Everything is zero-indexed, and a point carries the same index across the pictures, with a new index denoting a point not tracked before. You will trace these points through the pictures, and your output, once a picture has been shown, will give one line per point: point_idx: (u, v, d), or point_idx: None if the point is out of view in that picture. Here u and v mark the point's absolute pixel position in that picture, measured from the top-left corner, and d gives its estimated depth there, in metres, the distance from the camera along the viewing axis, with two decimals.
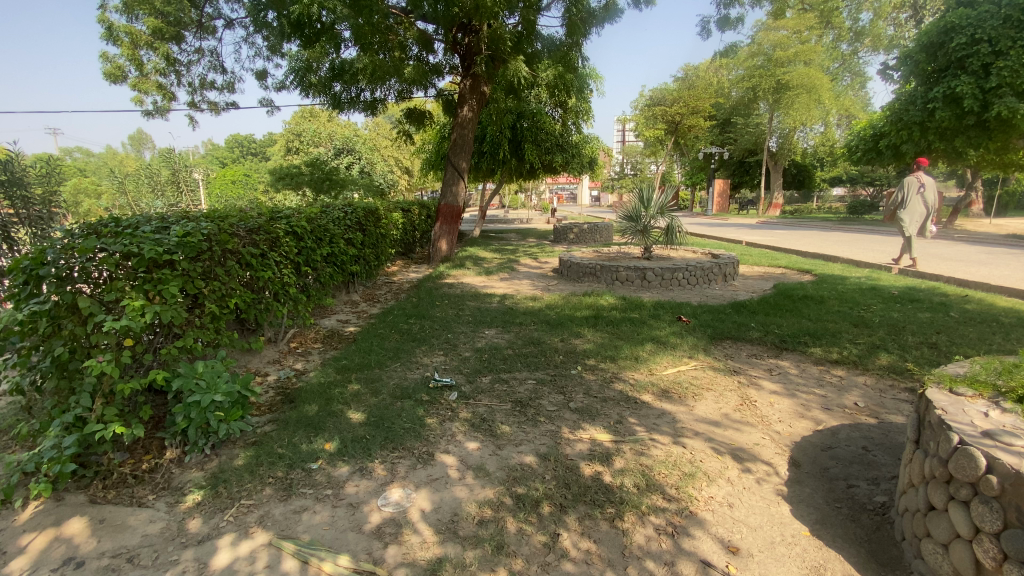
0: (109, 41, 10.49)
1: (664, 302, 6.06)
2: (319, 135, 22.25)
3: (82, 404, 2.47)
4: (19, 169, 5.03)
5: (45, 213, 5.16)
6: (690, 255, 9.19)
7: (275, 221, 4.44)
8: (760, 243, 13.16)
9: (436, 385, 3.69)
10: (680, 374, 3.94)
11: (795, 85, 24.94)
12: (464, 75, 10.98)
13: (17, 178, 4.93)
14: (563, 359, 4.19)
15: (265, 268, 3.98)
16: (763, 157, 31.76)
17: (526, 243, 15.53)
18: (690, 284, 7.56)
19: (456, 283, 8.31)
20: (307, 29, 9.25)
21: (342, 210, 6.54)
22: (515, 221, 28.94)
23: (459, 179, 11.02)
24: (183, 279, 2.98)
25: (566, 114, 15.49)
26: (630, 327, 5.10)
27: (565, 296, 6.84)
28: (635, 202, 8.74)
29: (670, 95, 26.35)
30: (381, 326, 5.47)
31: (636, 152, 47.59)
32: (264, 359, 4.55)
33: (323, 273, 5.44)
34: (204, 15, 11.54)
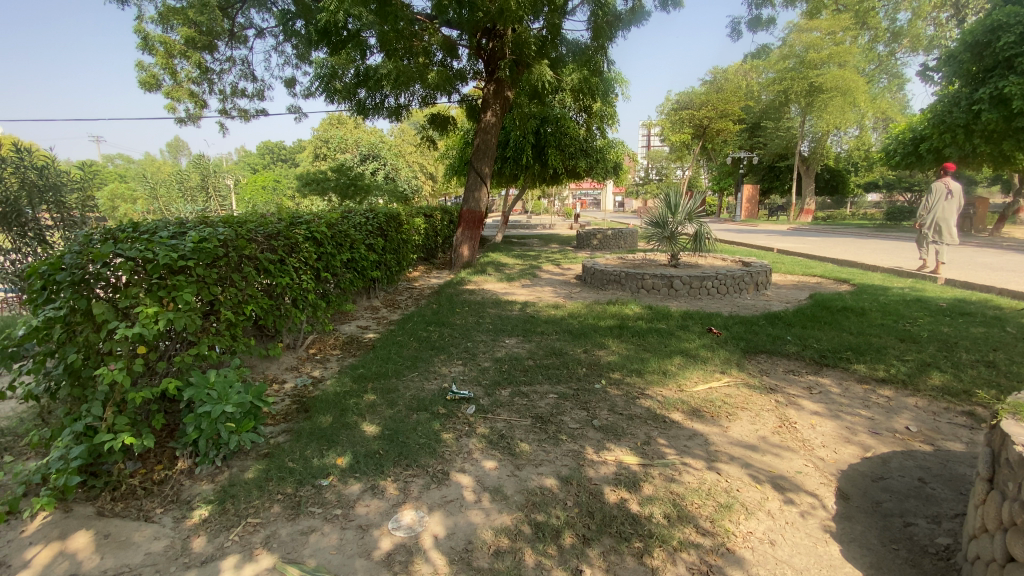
0: (145, 50, 10.86)
1: (693, 313, 5.80)
2: (345, 142, 22.62)
3: (93, 413, 2.40)
4: (54, 172, 5.15)
5: (78, 217, 5.25)
6: (719, 263, 8.88)
7: (295, 227, 4.40)
8: (793, 251, 12.67)
9: (454, 397, 3.55)
10: (712, 390, 3.70)
11: (829, 87, 24.12)
12: (488, 80, 10.88)
13: (52, 184, 5.01)
14: (587, 372, 4.01)
15: (283, 274, 3.92)
16: (795, 162, 30.86)
17: (549, 249, 15.36)
18: (720, 294, 7.26)
19: (477, 289, 8.20)
20: (334, 37, 9.48)
21: (364, 215, 6.51)
22: (538, 226, 28.82)
23: (482, 185, 10.92)
24: (199, 286, 2.93)
25: (590, 118, 15.31)
26: (658, 338, 4.88)
27: (588, 304, 6.64)
28: (662, 208, 8.49)
29: (697, 99, 25.85)
30: (400, 334, 5.38)
31: (662, 157, 46.95)
32: (282, 366, 4.49)
33: (343, 279, 5.38)
34: (236, 25, 11.96)
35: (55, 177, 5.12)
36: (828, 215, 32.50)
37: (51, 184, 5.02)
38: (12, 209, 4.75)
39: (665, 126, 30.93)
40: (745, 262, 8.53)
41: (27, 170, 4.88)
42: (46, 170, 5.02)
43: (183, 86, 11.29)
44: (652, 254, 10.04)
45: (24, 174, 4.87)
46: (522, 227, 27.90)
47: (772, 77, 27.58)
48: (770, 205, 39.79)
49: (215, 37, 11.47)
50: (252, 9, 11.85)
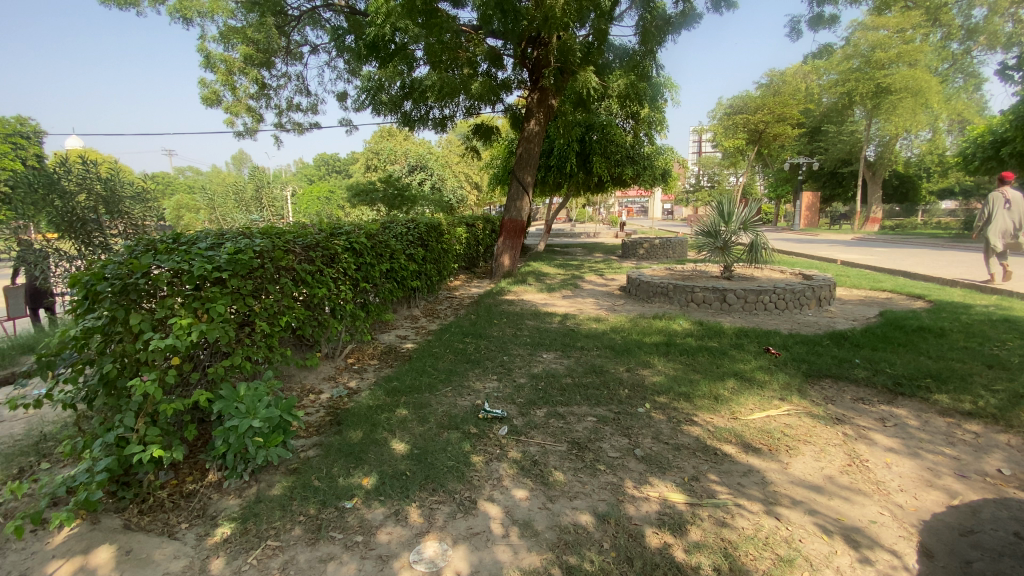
0: (208, 68, 11.56)
1: (747, 330, 5.40)
2: (394, 153, 23.23)
3: (125, 423, 2.43)
4: (118, 184, 5.45)
5: (139, 224, 5.54)
6: (775, 275, 8.32)
7: (336, 237, 4.41)
8: (858, 263, 11.78)
9: (487, 416, 3.38)
10: (769, 419, 3.37)
11: (898, 88, 22.66)
12: (532, 89, 10.76)
13: (116, 194, 5.33)
14: (629, 394, 3.76)
15: (322, 285, 3.91)
16: (860, 167, 29.00)
17: (593, 259, 15.05)
18: (778, 309, 6.76)
19: (517, 300, 8.06)
20: (382, 50, 9.82)
21: (405, 225, 6.51)
22: (583, 235, 28.47)
23: (524, 194, 10.83)
24: (234, 297, 2.94)
25: (638, 125, 14.95)
26: (708, 358, 4.54)
27: (633, 317, 6.35)
28: (714, 217, 8.06)
29: (752, 104, 24.82)
30: (437, 345, 5.29)
31: (713, 164, 45.43)
32: (319, 376, 4.47)
33: (382, 289, 5.36)
34: (292, 43, 12.56)
35: (119, 188, 5.42)
36: (897, 224, 30.30)
37: (114, 195, 5.31)
38: (78, 219, 5.05)
39: (717, 132, 29.89)
40: (805, 275, 7.95)
41: (93, 182, 5.19)
42: (110, 182, 5.32)
43: (241, 101, 11.89)
44: (702, 265, 9.58)
45: (91, 186, 5.19)
46: (566, 236, 27.65)
47: (835, 78, 26.11)
48: (831, 213, 37.59)
49: (272, 55, 12.08)
50: (307, 26, 12.36)
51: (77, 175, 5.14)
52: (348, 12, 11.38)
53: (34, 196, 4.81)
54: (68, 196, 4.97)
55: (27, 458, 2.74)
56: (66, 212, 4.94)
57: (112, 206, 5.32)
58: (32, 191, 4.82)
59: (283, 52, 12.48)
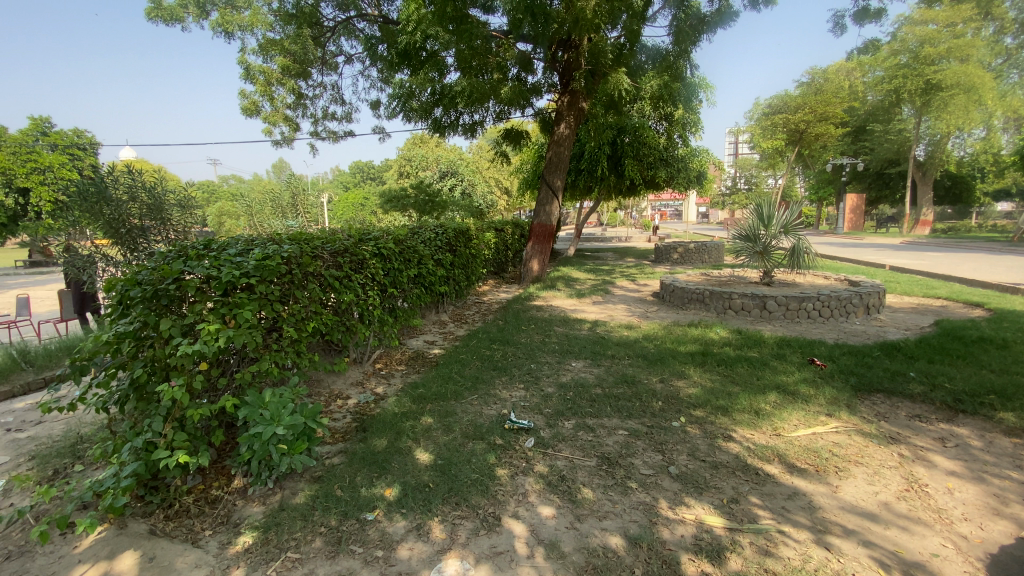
0: (248, 80, 11.97)
1: (789, 339, 5.12)
2: (426, 160, 23.51)
3: (153, 428, 2.45)
4: (161, 191, 5.65)
5: (180, 229, 5.73)
6: (819, 281, 7.93)
7: (364, 242, 4.41)
8: (908, 268, 11.13)
9: (513, 426, 3.28)
10: (815, 437, 3.14)
11: (949, 85, 21.23)
12: (563, 92, 10.66)
13: (160, 201, 5.54)
14: (663, 407, 3.58)
15: (350, 290, 3.91)
16: (909, 168, 27.57)
17: (625, 264, 14.79)
18: (822, 317, 6.41)
19: (546, 306, 7.95)
20: (414, 58, 9.93)
21: (433, 230, 6.51)
22: (614, 239, 28.08)
23: (553, 198, 10.71)
24: (261, 303, 2.95)
25: (672, 127, 14.61)
26: (746, 370, 4.32)
27: (666, 325, 6.14)
28: (753, 221, 7.74)
29: (791, 103, 23.98)
30: (464, 351, 5.23)
31: (751, 166, 44.12)
32: (347, 381, 4.47)
33: (410, 294, 5.34)
34: (328, 53, 12.88)
35: (162, 196, 5.62)
36: (950, 226, 28.66)
37: (158, 202, 5.50)
38: (123, 225, 5.25)
39: (754, 133, 29.00)
40: (851, 281, 7.53)
41: (137, 190, 5.39)
42: (154, 189, 5.52)
43: (279, 110, 12.25)
44: (740, 270, 9.23)
45: (135, 193, 5.39)
46: (597, 240, 27.33)
47: (881, 75, 24.94)
48: (877, 215, 35.89)
49: (309, 65, 12.45)
50: (342, 36, 12.64)
51: (123, 183, 5.35)
52: (381, 21, 11.57)
53: (84, 203, 5.03)
54: (115, 203, 5.18)
55: (63, 459, 2.91)
56: (112, 218, 5.15)
57: (156, 213, 5.53)
58: (81, 198, 5.04)
59: (319, 63, 12.82)
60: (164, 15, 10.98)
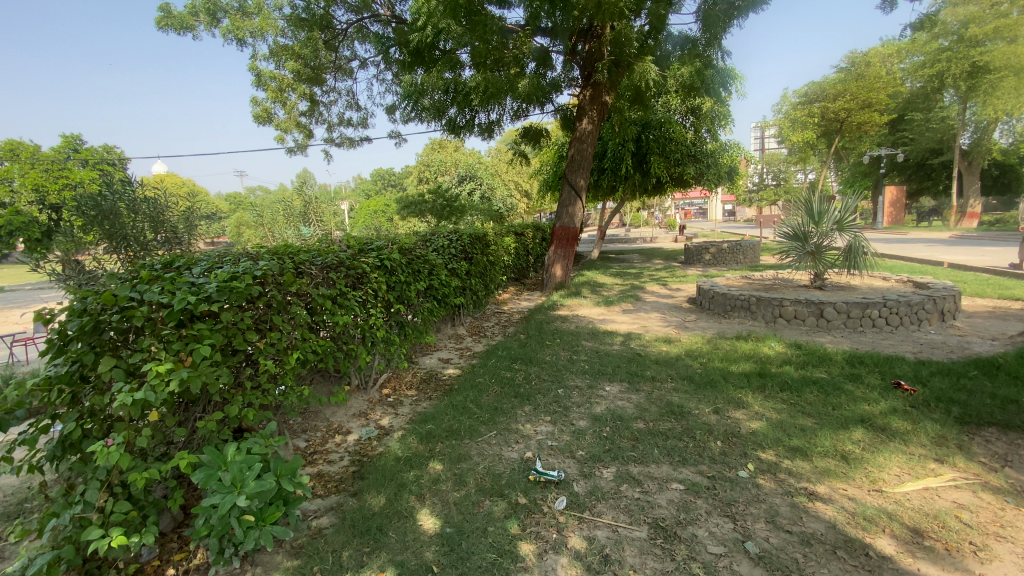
0: (259, 86, 11.66)
1: (860, 356, 4.39)
2: (444, 164, 23.04)
3: (85, 499, 1.96)
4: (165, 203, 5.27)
5: (181, 239, 5.35)
6: (877, 283, 7.10)
7: (365, 254, 3.85)
8: (970, 264, 10.07)
9: (539, 478, 2.66)
10: (931, 496, 2.45)
11: (997, 66, 19.68)
12: (584, 85, 9.98)
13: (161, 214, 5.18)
14: (724, 451, 2.92)
15: (349, 308, 3.36)
16: (952, 157, 25.95)
17: (653, 266, 13.98)
18: (889, 326, 5.62)
19: (572, 315, 7.31)
20: (427, 56, 9.43)
21: (447, 237, 5.95)
22: (638, 240, 27.28)
23: (576, 199, 10.05)
24: (229, 334, 2.41)
25: (699, 121, 13.90)
26: (817, 397, 3.62)
27: (710, 337, 5.46)
28: (802, 217, 7.04)
29: (833, 89, 22.65)
30: (482, 373, 4.65)
31: (779, 161, 42.55)
32: (349, 411, 3.91)
33: (420, 309, 4.79)
34: (341, 58, 12.60)
35: (164, 209, 5.23)
36: (998, 218, 26.85)
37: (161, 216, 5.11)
38: (122, 240, 4.86)
39: (784, 126, 27.79)
40: (916, 283, 6.69)
41: (139, 204, 5.01)
42: (155, 202, 5.15)
43: (293, 117, 11.95)
44: (784, 272, 8.42)
45: (134, 206, 5.01)
46: (621, 242, 26.50)
47: (920, 60, 23.52)
48: (917, 208, 33.96)
49: (322, 71, 12.19)
50: (355, 41, 12.32)
51: (122, 195, 4.97)
52: (394, 22, 11.15)
53: (82, 217, 4.65)
54: (113, 218, 4.78)
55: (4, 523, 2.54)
56: (113, 233, 4.76)
57: (158, 227, 5.15)
58: (79, 213, 4.66)
59: (333, 68, 12.55)
60: (175, 23, 10.80)
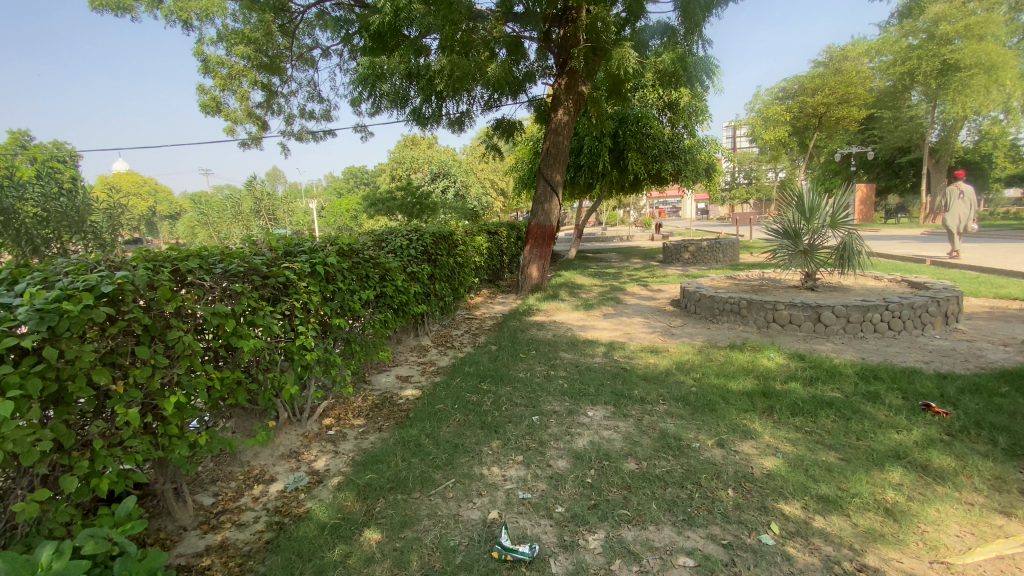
0: (206, 73, 10.68)
1: (873, 369, 3.88)
2: (416, 161, 22.09)
3: None
4: (72, 197, 4.43)
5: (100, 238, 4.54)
6: (871, 283, 6.69)
7: (293, 258, 3.09)
8: (950, 261, 9.87)
9: (506, 557, 2.03)
10: (1009, 570, 1.90)
11: (967, 64, 19.96)
12: (559, 74, 9.30)
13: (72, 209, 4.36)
14: (741, 504, 2.33)
15: (266, 327, 2.65)
16: (919, 154, 26.37)
17: (632, 265, 13.51)
18: (892, 331, 5.17)
19: (549, 321, 6.68)
20: (389, 39, 8.37)
21: (405, 236, 5.24)
22: (616, 238, 26.98)
23: (553, 196, 9.44)
24: (58, 378, 1.72)
25: (676, 116, 13.39)
26: (837, 425, 3.08)
27: (701, 347, 4.93)
28: (792, 213, 6.57)
29: (812, 84, 22.52)
30: (444, 395, 3.99)
31: (751, 159, 42.95)
32: (276, 452, 3.21)
33: (370, 321, 4.08)
34: (303, 47, 11.77)
35: (77, 205, 4.43)
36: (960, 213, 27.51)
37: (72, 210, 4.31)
38: (17, 240, 4.02)
39: (758, 124, 27.89)
40: (912, 283, 6.30)
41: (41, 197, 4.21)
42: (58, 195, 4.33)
43: (246, 108, 11.01)
44: (771, 272, 7.99)
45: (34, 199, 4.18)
46: (599, 241, 26.07)
47: (890, 59, 23.81)
48: (885, 206, 34.63)
49: (280, 59, 11.32)
50: (316, 27, 11.48)
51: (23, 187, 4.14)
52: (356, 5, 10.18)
53: None
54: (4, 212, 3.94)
55: None
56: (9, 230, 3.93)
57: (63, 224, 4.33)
58: None
59: (293, 57, 11.69)
60: (112, 3, 9.71)
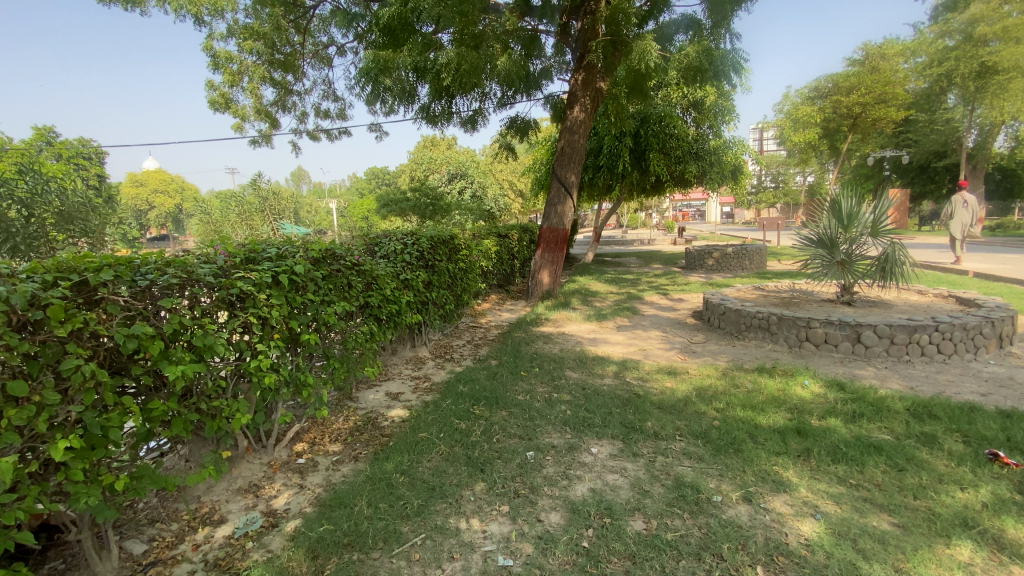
0: (216, 68, 10.52)
1: (926, 404, 3.31)
2: (434, 162, 21.83)
3: None
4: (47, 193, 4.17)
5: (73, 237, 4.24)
6: (916, 299, 6.02)
7: (253, 266, 2.70)
8: (996, 273, 9.05)
9: None
10: None
11: (1005, 67, 18.74)
12: (576, 69, 8.81)
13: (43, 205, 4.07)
14: None
15: (206, 347, 2.31)
16: (957, 158, 25.03)
17: (652, 271, 12.92)
18: (943, 355, 4.56)
19: (558, 332, 6.21)
20: (400, 33, 8.00)
21: (400, 241, 4.85)
22: (636, 242, 26.29)
23: (566, 197, 8.96)
24: None
25: (701, 116, 12.97)
26: (889, 478, 2.53)
27: (724, 369, 4.41)
28: (828, 220, 5.99)
29: (846, 83, 21.45)
30: (431, 418, 3.57)
31: (778, 162, 41.59)
32: (234, 485, 2.85)
33: (354, 334, 3.67)
34: (318, 45, 11.52)
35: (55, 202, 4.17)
36: (1001, 221, 26.03)
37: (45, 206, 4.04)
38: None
39: (786, 126, 26.90)
40: (965, 299, 5.62)
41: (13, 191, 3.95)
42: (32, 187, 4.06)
43: (256, 105, 10.83)
44: (803, 284, 7.36)
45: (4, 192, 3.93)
46: (619, 244, 25.42)
47: (926, 60, 22.59)
48: (920, 212, 33.05)
49: (296, 57, 11.13)
50: (331, 25, 11.24)
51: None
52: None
53: None
54: None
55: None
56: None
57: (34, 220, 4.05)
58: None
59: (308, 55, 11.46)
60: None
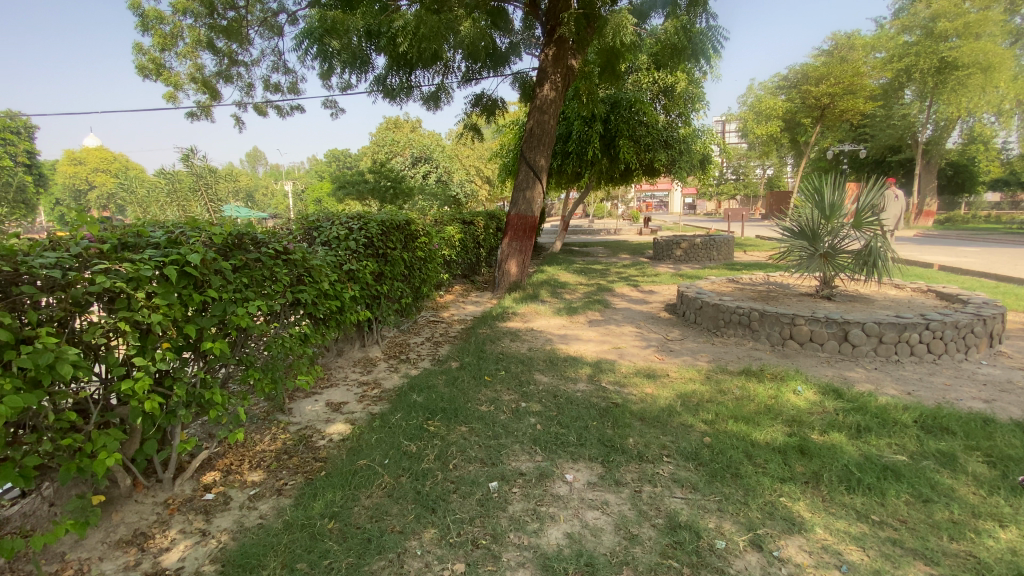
0: (146, 30, 9.36)
1: (935, 417, 2.99)
2: (396, 144, 20.80)
3: None
4: None
5: None
6: (894, 294, 5.82)
7: (127, 255, 2.05)
8: (958, 267, 9.11)
9: None
10: None
11: (965, 63, 19.34)
12: (546, 43, 8.21)
13: None
14: None
15: (45, 368, 1.70)
16: (912, 152, 25.85)
17: (620, 261, 12.61)
18: (932, 354, 4.32)
19: (525, 328, 5.71)
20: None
21: (345, 225, 4.18)
22: (603, 231, 26.11)
23: (535, 182, 8.40)
24: None
25: (671, 103, 12.61)
26: (915, 513, 2.17)
27: (707, 371, 4.02)
28: (810, 210, 5.67)
29: (816, 72, 21.18)
30: (377, 437, 3.00)
31: (740, 154, 42.32)
32: (116, 535, 2.24)
33: (282, 337, 3.02)
34: (267, 11, 10.46)
35: None
36: (949, 214, 27.18)
37: None
38: None
39: (750, 118, 27.15)
40: (945, 296, 5.44)
41: None
42: None
43: (193, 74, 9.74)
44: (779, 277, 7.11)
45: None
46: (585, 233, 25.15)
47: (885, 56, 23.11)
48: None
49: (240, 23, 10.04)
50: None
51: None
52: None
53: None
54: None
55: None
56: None
57: None
58: None
59: (255, 22, 10.40)
60: None
